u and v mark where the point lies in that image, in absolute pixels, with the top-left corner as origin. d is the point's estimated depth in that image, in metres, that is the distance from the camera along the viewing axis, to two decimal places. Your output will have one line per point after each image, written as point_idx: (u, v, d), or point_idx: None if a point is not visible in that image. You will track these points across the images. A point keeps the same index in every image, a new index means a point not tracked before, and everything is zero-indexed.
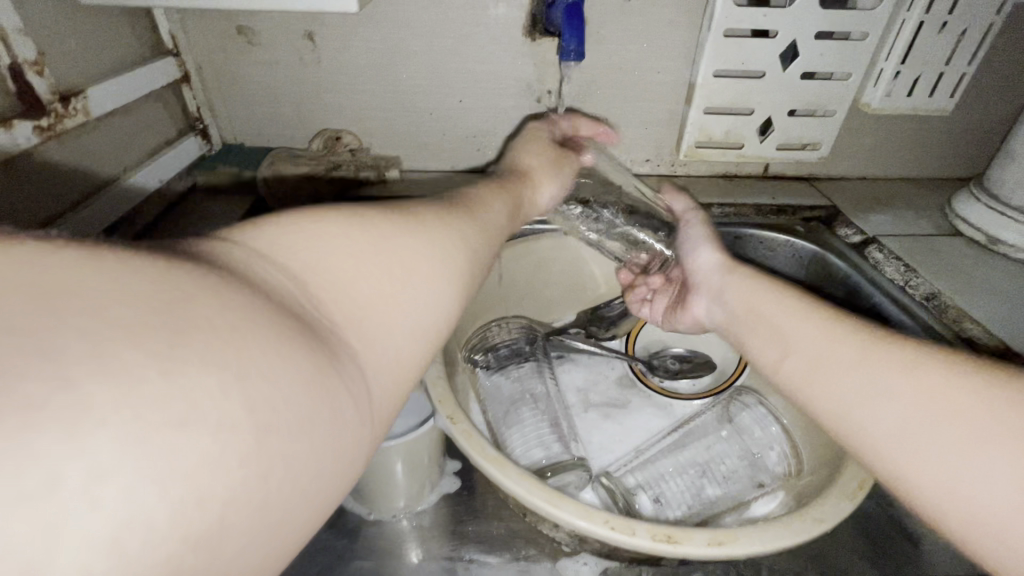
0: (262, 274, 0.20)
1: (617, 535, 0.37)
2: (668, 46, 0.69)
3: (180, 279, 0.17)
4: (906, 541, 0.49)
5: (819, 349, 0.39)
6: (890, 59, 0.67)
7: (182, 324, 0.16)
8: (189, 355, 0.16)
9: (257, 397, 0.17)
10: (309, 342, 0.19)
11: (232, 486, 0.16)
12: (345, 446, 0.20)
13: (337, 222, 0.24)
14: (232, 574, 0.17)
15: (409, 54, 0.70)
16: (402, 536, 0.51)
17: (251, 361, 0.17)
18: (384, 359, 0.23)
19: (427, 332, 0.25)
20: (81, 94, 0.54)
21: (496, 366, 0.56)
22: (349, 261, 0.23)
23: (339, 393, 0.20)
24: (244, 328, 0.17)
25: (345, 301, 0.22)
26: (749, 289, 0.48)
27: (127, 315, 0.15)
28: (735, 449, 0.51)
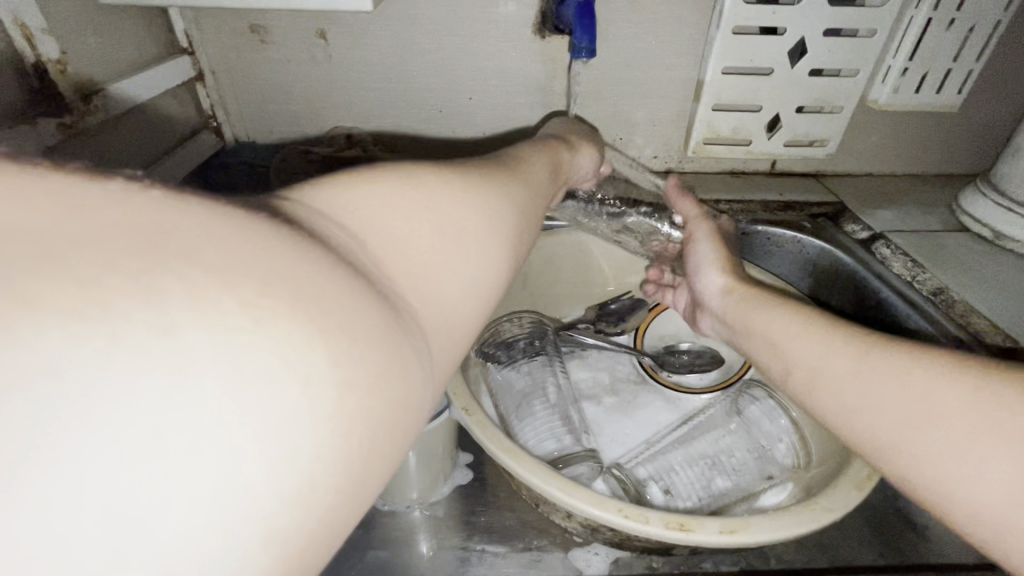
0: (324, 232, 0.20)
1: (630, 523, 0.38)
2: (677, 43, 0.70)
3: (259, 233, 0.18)
4: (912, 532, 0.49)
5: (817, 346, 0.39)
6: (897, 57, 0.67)
7: (263, 280, 0.17)
8: (272, 308, 0.17)
9: (337, 351, 0.18)
10: (378, 300, 0.20)
11: (319, 438, 0.17)
12: (414, 404, 0.21)
13: (393, 181, 0.24)
14: (322, 522, 0.18)
15: (420, 52, 0.71)
16: (416, 526, 0.52)
17: (329, 318, 0.18)
18: (445, 322, 0.23)
19: (482, 294, 0.26)
20: (100, 91, 0.55)
21: (507, 360, 0.56)
22: (409, 221, 0.23)
23: (408, 350, 0.20)
24: (319, 286, 0.18)
25: (409, 260, 0.22)
26: (747, 303, 0.47)
27: (215, 268, 0.16)
28: (743, 442, 0.52)
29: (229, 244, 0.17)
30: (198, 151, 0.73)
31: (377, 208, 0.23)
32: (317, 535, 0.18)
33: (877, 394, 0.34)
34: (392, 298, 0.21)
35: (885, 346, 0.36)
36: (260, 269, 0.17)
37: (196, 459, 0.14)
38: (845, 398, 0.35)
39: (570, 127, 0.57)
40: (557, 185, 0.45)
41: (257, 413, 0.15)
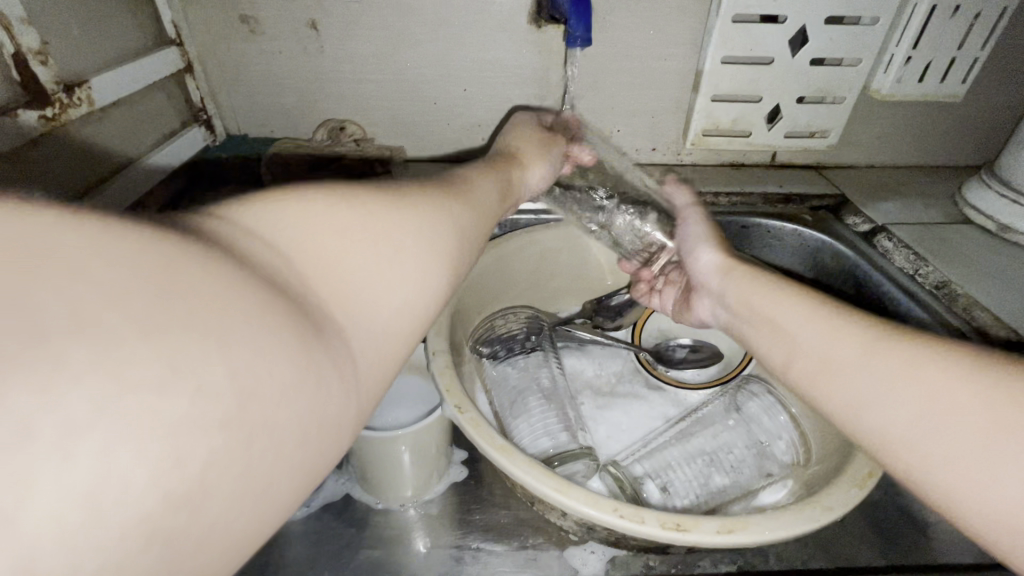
0: (242, 248, 0.21)
1: (625, 523, 0.37)
2: (675, 32, 0.68)
3: (168, 254, 0.18)
4: (914, 530, 0.49)
5: (830, 336, 0.37)
6: (900, 45, 0.65)
7: (162, 295, 0.17)
8: (174, 325, 0.16)
9: (241, 367, 0.17)
10: (289, 315, 0.20)
11: (216, 447, 0.17)
12: (328, 419, 0.21)
13: (319, 202, 0.24)
14: (214, 536, 0.17)
15: (413, 43, 0.69)
16: (410, 525, 0.51)
17: (234, 332, 0.18)
18: (370, 339, 0.23)
19: (414, 314, 0.26)
20: (84, 84, 0.54)
21: (504, 356, 0.55)
22: (333, 240, 0.24)
23: (322, 364, 0.20)
24: (224, 303, 0.18)
25: (330, 281, 0.23)
26: (749, 284, 0.46)
27: (110, 290, 0.16)
28: (741, 438, 0.51)
29: (125, 266, 0.17)
30: (187, 145, 0.71)
31: (299, 228, 0.23)
32: (212, 547, 0.17)
33: (885, 387, 0.33)
34: (311, 316, 0.21)
35: (892, 341, 0.35)
36: (162, 286, 0.17)
37: (75, 466, 0.14)
38: (855, 386, 0.34)
39: (530, 133, 0.55)
40: (508, 206, 0.44)
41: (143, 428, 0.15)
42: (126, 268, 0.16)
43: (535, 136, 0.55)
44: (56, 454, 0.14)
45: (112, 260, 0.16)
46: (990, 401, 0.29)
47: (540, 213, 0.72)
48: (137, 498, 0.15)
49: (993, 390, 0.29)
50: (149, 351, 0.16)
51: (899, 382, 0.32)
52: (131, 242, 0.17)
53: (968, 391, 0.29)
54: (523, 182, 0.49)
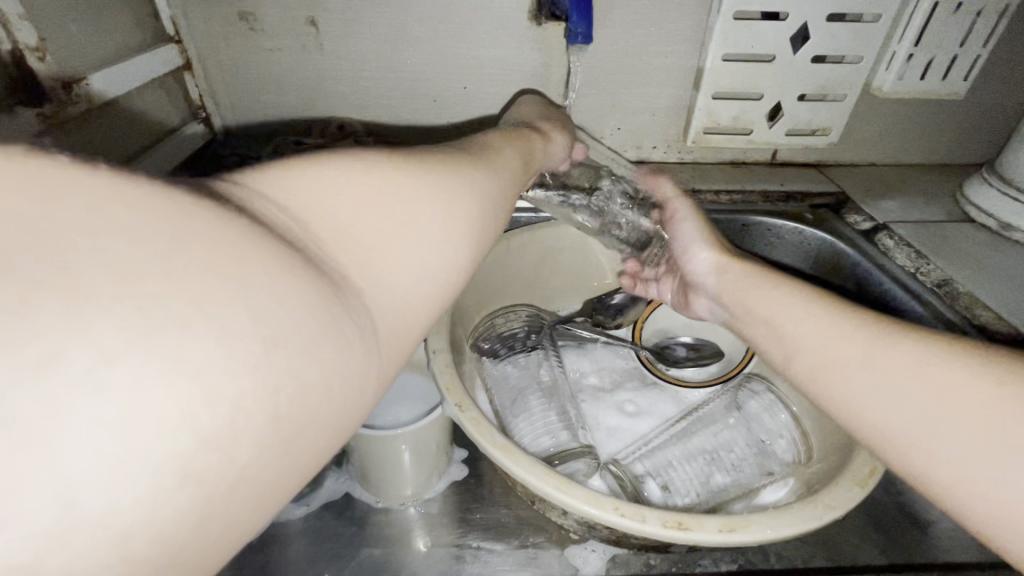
0: (261, 210, 0.21)
1: (627, 522, 0.37)
2: (676, 30, 0.68)
3: (189, 207, 0.18)
4: (916, 529, 0.49)
5: (820, 348, 0.37)
6: (903, 42, 0.65)
7: (184, 240, 0.17)
8: (196, 273, 0.16)
9: (263, 313, 0.17)
10: (311, 270, 0.20)
11: (240, 397, 0.16)
12: (353, 372, 0.20)
13: (341, 164, 0.24)
14: (244, 481, 0.17)
15: (413, 40, 0.69)
16: (410, 523, 0.51)
17: (254, 283, 0.18)
18: (394, 298, 0.23)
19: (440, 276, 0.25)
20: (83, 80, 0.54)
21: (504, 354, 0.55)
22: (356, 199, 0.23)
23: (345, 318, 0.20)
24: (245, 252, 0.18)
25: (353, 238, 0.22)
26: (745, 282, 0.46)
27: (132, 237, 0.16)
28: (743, 436, 0.51)
29: (148, 215, 0.17)
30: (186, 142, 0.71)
31: (323, 187, 0.23)
32: (242, 493, 0.17)
33: (884, 385, 0.33)
34: (332, 272, 0.21)
35: (891, 340, 0.34)
36: (185, 237, 0.17)
37: (106, 400, 0.14)
38: (853, 381, 0.35)
39: (541, 117, 0.55)
40: (531, 175, 0.44)
41: (166, 370, 0.15)
42: (148, 222, 0.17)
43: (548, 119, 0.56)
44: (87, 388, 0.14)
45: (135, 215, 0.17)
46: (983, 403, 0.29)
47: (541, 211, 0.72)
48: (161, 439, 0.15)
49: (987, 391, 0.29)
50: (171, 298, 0.16)
51: (896, 380, 0.33)
52: (151, 201, 0.17)
53: (963, 392, 0.30)
54: (546, 154, 0.49)
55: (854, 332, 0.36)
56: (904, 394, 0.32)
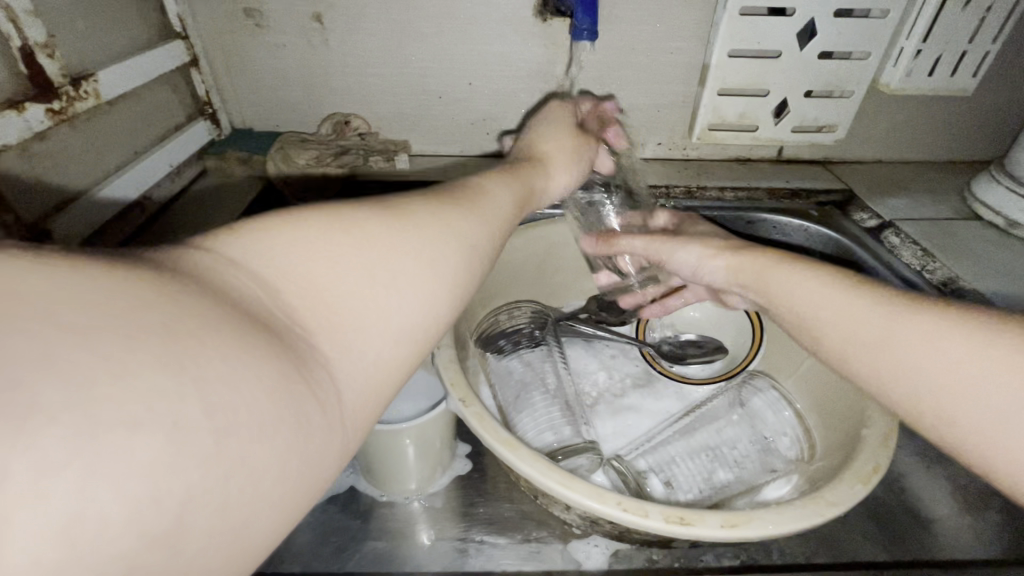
0: (227, 284, 0.21)
1: (630, 517, 0.37)
2: (682, 25, 0.68)
3: (148, 290, 0.18)
4: (918, 527, 0.49)
5: (832, 315, 0.36)
6: (910, 39, 0.65)
7: (137, 333, 0.17)
8: (149, 360, 0.16)
9: (228, 413, 0.18)
10: (274, 349, 0.20)
11: (193, 482, 0.17)
12: (316, 451, 0.21)
13: (315, 231, 0.24)
14: (199, 564, 0.18)
15: (419, 36, 0.69)
16: (414, 517, 0.52)
17: (211, 368, 0.18)
18: (362, 370, 0.23)
19: (408, 341, 0.26)
20: (91, 77, 0.54)
21: (506, 350, 0.55)
22: (325, 266, 0.24)
23: (305, 400, 0.20)
24: (214, 350, 0.18)
25: (322, 310, 0.23)
26: (766, 270, 0.43)
27: (105, 345, 0.16)
28: (746, 433, 0.51)
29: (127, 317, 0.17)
30: (194, 139, 0.71)
31: (292, 257, 0.23)
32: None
33: (901, 365, 0.32)
34: (297, 350, 0.21)
35: (911, 312, 0.33)
36: (140, 325, 0.17)
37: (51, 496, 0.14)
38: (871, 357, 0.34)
39: (562, 133, 0.54)
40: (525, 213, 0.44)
41: (113, 463, 0.15)
42: (101, 304, 0.17)
43: (567, 136, 0.54)
44: (29, 488, 0.14)
45: (90, 297, 0.17)
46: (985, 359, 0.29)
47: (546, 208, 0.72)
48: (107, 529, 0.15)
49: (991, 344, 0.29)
50: (122, 384, 0.16)
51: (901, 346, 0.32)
52: (110, 281, 0.18)
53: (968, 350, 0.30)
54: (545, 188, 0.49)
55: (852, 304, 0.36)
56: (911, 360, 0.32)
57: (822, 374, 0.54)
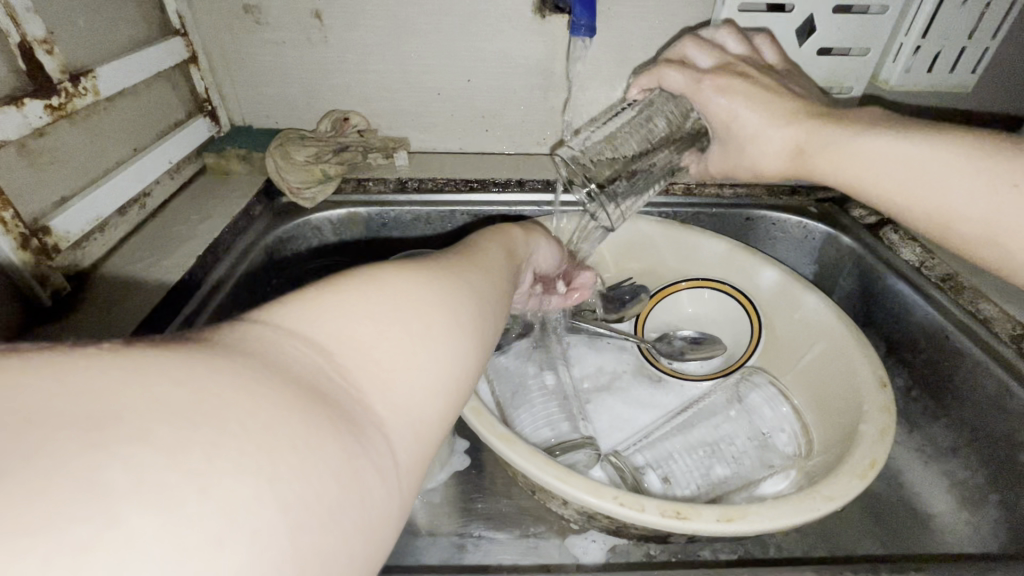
0: (280, 352, 0.21)
1: (624, 510, 0.37)
2: (680, 22, 0.68)
3: (204, 371, 0.18)
4: (916, 524, 0.51)
5: (930, 171, 0.38)
6: (909, 35, 0.64)
7: (211, 424, 0.17)
8: (225, 453, 0.16)
9: (291, 495, 0.17)
10: (335, 419, 0.20)
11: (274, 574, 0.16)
12: (377, 520, 0.20)
13: (349, 296, 0.25)
14: None
15: (417, 32, 0.69)
16: (413, 512, 0.51)
17: (284, 452, 0.18)
18: (410, 427, 0.23)
19: (450, 393, 0.25)
20: (90, 73, 0.54)
21: (505, 346, 0.55)
22: (362, 327, 0.24)
23: (367, 469, 0.20)
24: (275, 428, 0.18)
25: (368, 368, 0.23)
26: (835, 149, 0.41)
27: (170, 442, 0.16)
28: (743, 429, 0.50)
29: (189, 408, 0.17)
30: (194, 135, 0.72)
31: (334, 323, 0.23)
32: None
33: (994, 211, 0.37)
34: (350, 414, 0.21)
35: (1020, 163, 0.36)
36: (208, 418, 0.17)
37: None
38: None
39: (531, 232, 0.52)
40: (515, 264, 0.44)
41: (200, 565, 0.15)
42: (163, 392, 0.17)
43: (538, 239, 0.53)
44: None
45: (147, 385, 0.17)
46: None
47: (545, 204, 0.72)
48: None
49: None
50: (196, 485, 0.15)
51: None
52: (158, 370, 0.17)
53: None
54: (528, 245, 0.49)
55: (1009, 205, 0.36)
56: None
57: (818, 371, 0.54)
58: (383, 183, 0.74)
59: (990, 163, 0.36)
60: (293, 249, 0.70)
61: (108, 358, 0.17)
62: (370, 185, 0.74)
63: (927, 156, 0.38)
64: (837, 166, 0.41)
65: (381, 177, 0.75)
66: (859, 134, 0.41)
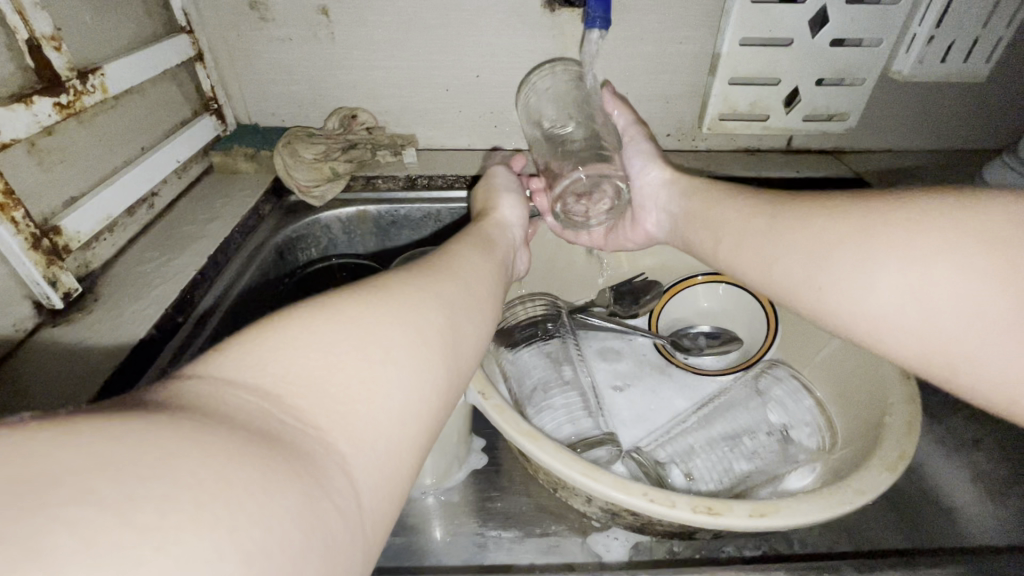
0: (219, 404, 0.20)
1: (656, 507, 0.37)
2: (692, 14, 0.67)
3: (154, 428, 0.18)
4: (937, 516, 0.49)
5: (741, 224, 0.44)
6: (924, 24, 0.63)
7: (163, 484, 0.16)
8: (183, 513, 0.16)
9: (252, 547, 0.17)
10: (292, 464, 0.19)
11: None
12: (340, 568, 0.20)
13: (297, 328, 0.24)
14: None
15: (425, 28, 0.68)
16: (429, 513, 0.51)
17: (241, 506, 0.17)
18: (373, 463, 0.22)
19: (417, 420, 0.25)
20: (98, 71, 0.53)
21: (522, 343, 0.54)
22: (316, 359, 0.23)
23: (329, 515, 0.20)
24: (230, 479, 0.17)
25: (325, 403, 0.22)
26: (688, 197, 0.52)
27: (118, 500, 0.15)
28: (763, 421, 0.50)
29: (137, 463, 0.16)
30: (201, 133, 0.71)
31: (279, 361, 0.23)
32: None
33: (782, 250, 0.40)
34: (310, 454, 0.20)
35: (800, 208, 0.41)
36: (159, 477, 0.16)
37: None
38: (832, 275, 0.36)
39: (505, 177, 0.59)
40: (502, 269, 0.43)
41: None
42: (111, 453, 0.16)
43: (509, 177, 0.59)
44: None
45: (94, 452, 0.16)
46: (1002, 239, 0.30)
47: None
48: None
49: (990, 224, 0.30)
50: (154, 550, 0.15)
51: (863, 251, 0.35)
52: (120, 435, 0.17)
53: (953, 231, 0.31)
54: (492, 220, 0.52)
55: (798, 235, 0.39)
56: (881, 264, 0.34)
57: (839, 364, 0.54)
58: (393, 181, 0.75)
59: (777, 213, 0.42)
60: (302, 249, 0.70)
61: (58, 434, 0.16)
62: (380, 183, 0.74)
63: (743, 213, 0.45)
64: (695, 225, 0.50)
65: (391, 175, 0.76)
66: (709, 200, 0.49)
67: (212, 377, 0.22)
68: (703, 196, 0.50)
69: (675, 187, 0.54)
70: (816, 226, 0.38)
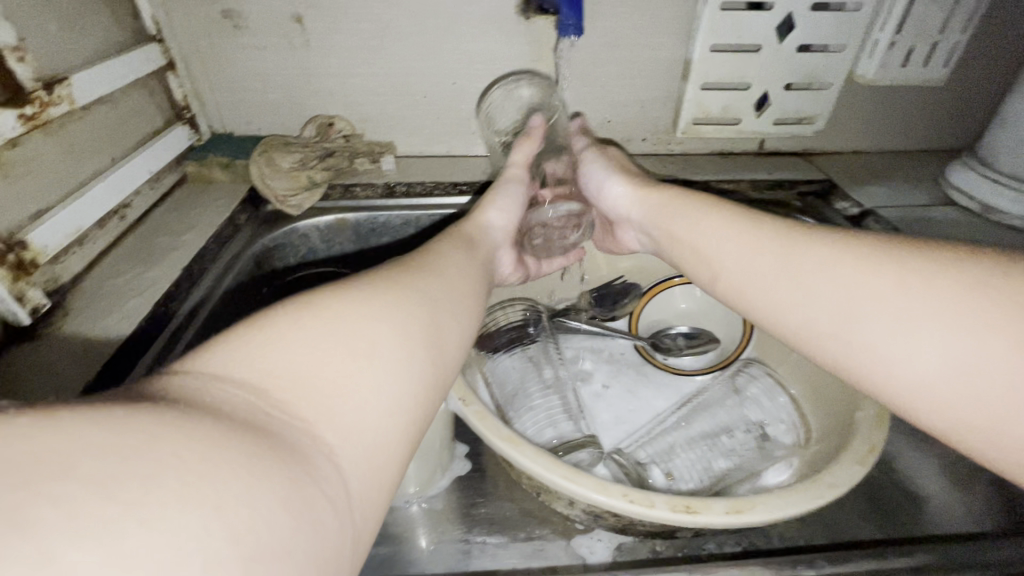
0: (205, 397, 0.20)
1: (637, 508, 0.37)
2: (664, 21, 0.68)
3: (136, 414, 0.18)
4: (911, 505, 0.50)
5: (735, 241, 0.44)
6: (886, 29, 0.66)
7: (148, 463, 0.16)
8: (167, 490, 0.16)
9: (239, 523, 0.17)
10: (278, 450, 0.19)
11: None
12: (331, 553, 0.19)
13: (282, 326, 0.24)
14: None
15: (401, 35, 0.68)
16: (413, 521, 0.50)
17: (227, 484, 0.17)
18: (362, 452, 0.22)
19: (406, 411, 0.25)
20: (65, 81, 0.52)
21: (504, 348, 0.55)
22: (301, 355, 0.23)
23: (318, 499, 0.20)
24: (216, 458, 0.18)
25: (312, 397, 0.22)
26: (665, 211, 0.52)
27: (100, 479, 0.15)
28: (739, 420, 0.51)
29: (120, 442, 0.16)
30: (174, 143, 0.70)
31: (264, 359, 0.23)
32: None
33: (778, 277, 0.41)
34: (296, 443, 0.20)
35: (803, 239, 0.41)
36: (143, 456, 0.16)
37: None
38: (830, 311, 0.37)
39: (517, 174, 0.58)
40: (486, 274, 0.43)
41: None
42: (93, 436, 0.16)
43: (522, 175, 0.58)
44: None
45: (72, 436, 0.16)
46: (980, 285, 0.31)
47: None
48: None
49: (978, 274, 0.31)
50: (140, 525, 0.15)
51: (862, 284, 0.35)
52: (97, 422, 0.17)
53: (944, 281, 0.32)
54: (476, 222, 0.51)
55: (795, 261, 0.40)
56: (871, 300, 0.35)
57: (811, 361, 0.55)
58: (371, 189, 0.74)
59: (776, 239, 0.42)
60: (281, 257, 0.70)
61: (33, 417, 0.16)
62: (357, 191, 0.73)
63: (735, 228, 0.45)
64: (680, 246, 0.50)
65: (370, 182, 0.75)
66: (695, 216, 0.49)
67: (190, 377, 0.22)
68: (685, 210, 0.50)
69: (645, 201, 0.55)
70: (812, 255, 0.39)
